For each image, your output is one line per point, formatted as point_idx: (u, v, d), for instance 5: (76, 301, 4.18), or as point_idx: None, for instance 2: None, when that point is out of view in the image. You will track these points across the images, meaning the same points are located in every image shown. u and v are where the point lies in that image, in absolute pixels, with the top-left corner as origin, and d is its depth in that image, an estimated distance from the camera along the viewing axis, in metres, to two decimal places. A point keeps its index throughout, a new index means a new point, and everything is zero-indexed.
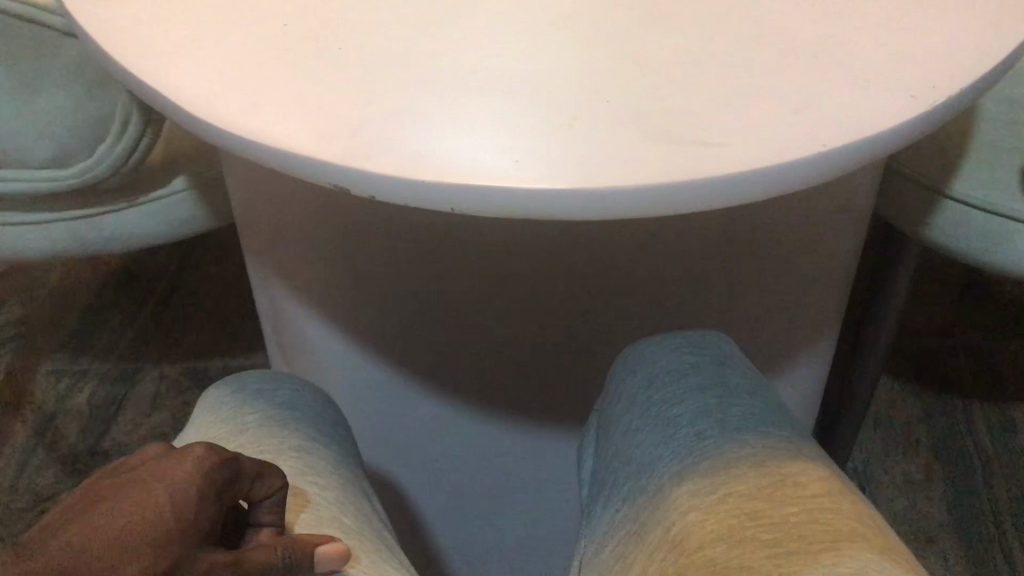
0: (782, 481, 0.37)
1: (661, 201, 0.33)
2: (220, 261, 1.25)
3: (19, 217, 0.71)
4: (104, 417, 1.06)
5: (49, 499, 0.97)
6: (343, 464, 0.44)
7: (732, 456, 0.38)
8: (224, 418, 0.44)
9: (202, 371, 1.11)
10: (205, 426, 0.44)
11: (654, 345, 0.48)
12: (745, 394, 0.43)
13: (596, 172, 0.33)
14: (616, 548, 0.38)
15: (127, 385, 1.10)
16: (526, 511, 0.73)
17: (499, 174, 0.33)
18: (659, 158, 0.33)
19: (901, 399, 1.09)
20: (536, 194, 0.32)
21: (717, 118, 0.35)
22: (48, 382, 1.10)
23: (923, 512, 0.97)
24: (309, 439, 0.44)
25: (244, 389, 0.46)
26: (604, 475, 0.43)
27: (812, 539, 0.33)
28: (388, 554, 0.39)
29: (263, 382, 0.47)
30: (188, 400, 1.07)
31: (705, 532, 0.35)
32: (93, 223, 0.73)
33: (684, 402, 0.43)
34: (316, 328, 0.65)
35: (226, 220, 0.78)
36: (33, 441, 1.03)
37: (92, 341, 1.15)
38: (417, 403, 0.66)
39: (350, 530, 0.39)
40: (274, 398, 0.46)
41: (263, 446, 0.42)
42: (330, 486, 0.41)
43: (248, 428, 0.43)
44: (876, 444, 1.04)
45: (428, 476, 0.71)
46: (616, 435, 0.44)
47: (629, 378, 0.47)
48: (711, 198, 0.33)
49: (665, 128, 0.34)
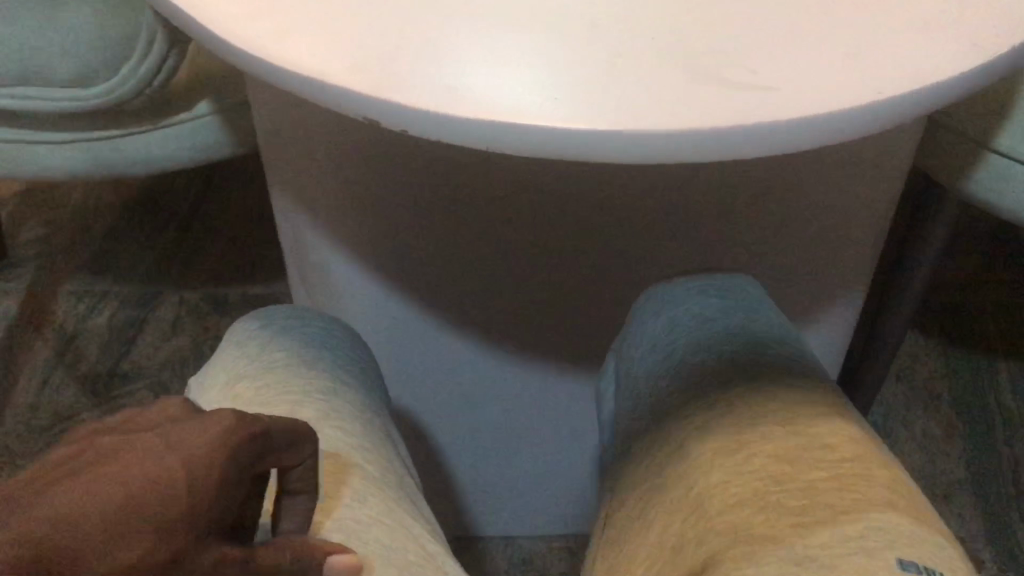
0: (810, 445, 0.35)
1: (706, 149, 0.31)
2: (243, 188, 1.24)
3: (40, 136, 0.71)
4: (125, 338, 1.07)
5: (68, 418, 0.98)
6: (369, 408, 0.43)
7: (759, 410, 0.37)
8: (247, 355, 0.43)
9: (223, 298, 1.10)
10: (226, 363, 0.43)
11: (683, 292, 0.46)
12: (773, 341, 0.42)
13: (636, 113, 0.31)
14: (638, 503, 0.37)
15: (147, 308, 1.10)
16: (541, 443, 0.74)
17: (535, 112, 0.31)
18: (704, 99, 0.32)
19: (925, 354, 1.07)
20: (572, 136, 0.31)
21: (761, 64, 0.33)
22: (69, 302, 1.10)
23: (941, 467, 0.96)
24: (337, 382, 0.43)
25: (270, 326, 0.45)
26: (625, 424, 0.42)
27: (839, 507, 0.31)
28: (407, 503, 0.38)
29: (290, 320, 0.46)
30: (209, 325, 1.08)
31: (729, 496, 0.33)
32: (115, 145, 0.71)
33: (718, 355, 0.41)
34: (337, 263, 0.64)
35: (249, 147, 0.76)
36: (55, 359, 1.04)
37: (114, 263, 1.15)
38: (437, 339, 0.65)
39: (374, 478, 0.38)
40: (300, 336, 0.45)
41: (289, 388, 0.41)
42: (354, 431, 0.40)
43: (274, 367, 0.42)
44: (898, 398, 1.03)
45: (444, 411, 0.72)
46: (640, 384, 0.43)
47: (654, 324, 0.45)
48: (754, 149, 0.32)
49: (706, 70, 0.33)
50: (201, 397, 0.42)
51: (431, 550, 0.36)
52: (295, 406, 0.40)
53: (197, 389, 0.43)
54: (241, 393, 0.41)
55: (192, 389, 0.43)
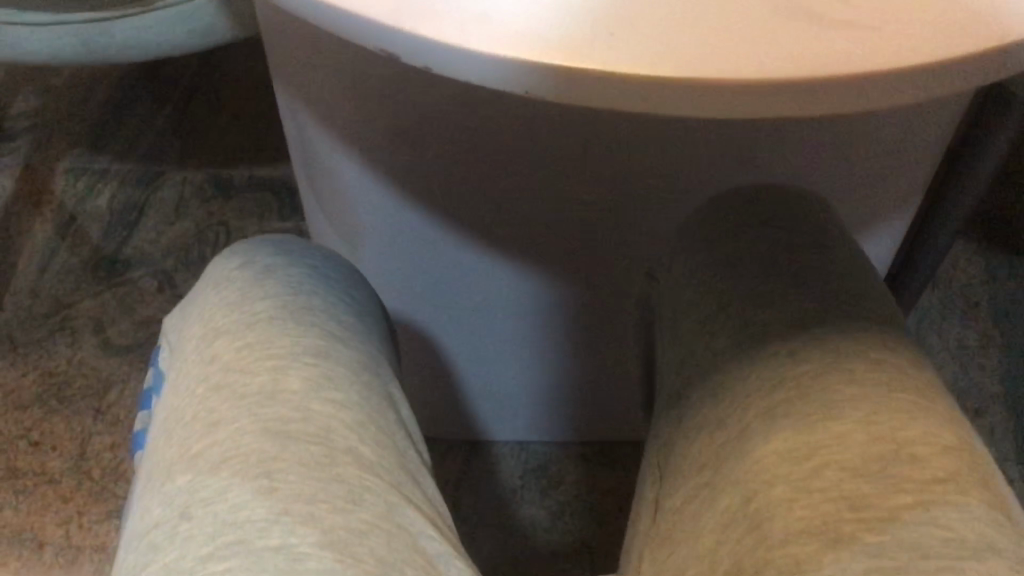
0: (893, 454, 0.31)
1: (826, 100, 0.23)
2: (247, 61, 1.17)
3: (18, 16, 0.63)
4: (126, 221, 1.02)
5: (69, 306, 0.95)
6: (371, 365, 0.38)
7: (823, 400, 0.33)
8: (227, 304, 0.38)
9: (227, 179, 1.05)
10: (205, 312, 0.38)
11: (725, 227, 0.40)
12: (840, 288, 0.37)
13: (730, 54, 0.23)
14: (690, 499, 0.34)
15: (149, 189, 1.04)
16: (559, 347, 0.72)
17: (591, 50, 0.23)
18: (824, 38, 0.23)
19: (963, 259, 1.02)
20: (592, 81, 0.23)
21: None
22: (66, 180, 1.05)
23: (974, 380, 0.92)
24: (328, 339, 0.38)
25: (252, 267, 0.40)
26: (666, 390, 0.38)
27: (928, 550, 0.28)
28: (407, 487, 0.35)
29: (279, 259, 0.40)
30: (213, 209, 1.03)
31: (795, 523, 0.30)
32: (101, 29, 0.64)
33: (755, 324, 0.36)
34: (356, 172, 0.59)
35: (249, 34, 0.69)
36: (54, 242, 1.00)
37: (112, 139, 1.09)
38: (454, 246, 0.63)
39: (370, 467, 0.34)
40: (288, 280, 0.39)
41: (270, 351, 0.36)
42: (349, 404, 0.36)
43: (257, 320, 0.37)
44: (933, 305, 0.98)
45: (458, 317, 0.70)
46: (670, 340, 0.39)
47: (689, 262, 0.40)
48: (829, 105, 0.23)
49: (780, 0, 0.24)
50: (179, 353, 0.38)
51: (427, 554, 0.33)
52: (278, 376, 0.35)
53: (177, 339, 0.39)
54: (221, 354, 0.36)
55: (172, 337, 0.39)
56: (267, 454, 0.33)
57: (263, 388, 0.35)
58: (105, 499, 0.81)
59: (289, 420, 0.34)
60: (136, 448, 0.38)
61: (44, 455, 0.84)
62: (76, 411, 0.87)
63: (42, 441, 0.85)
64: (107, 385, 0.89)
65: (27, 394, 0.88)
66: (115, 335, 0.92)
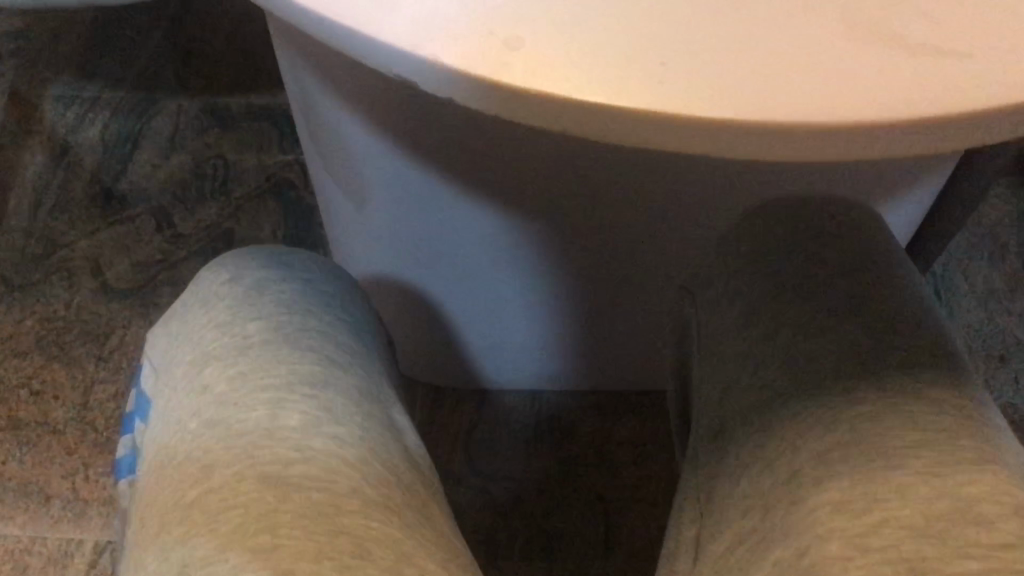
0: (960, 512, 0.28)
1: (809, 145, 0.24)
2: None
3: None
4: (119, 153, 0.97)
5: (64, 246, 0.91)
6: (373, 394, 0.35)
7: (878, 445, 0.31)
8: (217, 327, 0.35)
9: (225, 109, 1.00)
10: (194, 333, 0.36)
11: (767, 246, 0.38)
12: (898, 315, 0.35)
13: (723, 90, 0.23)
14: (732, 548, 0.32)
15: (142, 119, 0.99)
16: (572, 308, 0.70)
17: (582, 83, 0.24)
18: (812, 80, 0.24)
19: (992, 197, 0.98)
20: (551, 107, 0.24)
21: (823, 25, 0.25)
22: (55, 109, 1.00)
23: (1001, 326, 0.89)
24: (327, 365, 0.35)
25: (242, 282, 0.37)
26: (709, 429, 0.36)
27: None
28: (423, 527, 0.32)
29: (281, 278, 0.38)
30: (210, 141, 0.98)
31: None
32: None
33: (813, 359, 0.34)
34: (368, 142, 0.55)
35: None
36: (45, 178, 0.96)
37: (102, 65, 1.03)
38: (465, 215, 0.60)
39: (384, 510, 0.31)
40: (280, 297, 0.37)
41: (265, 380, 0.33)
42: (351, 438, 0.33)
43: (252, 346, 0.34)
44: (961, 246, 0.95)
45: (466, 281, 0.67)
46: (711, 369, 0.37)
47: (730, 281, 0.38)
48: (783, 148, 0.24)
49: (745, 27, 0.25)
50: (168, 378, 0.35)
51: None
52: (275, 411, 0.33)
53: (165, 362, 0.36)
54: (213, 383, 0.34)
55: (158, 355, 0.37)
56: (268, 506, 0.30)
57: (259, 424, 0.32)
58: (111, 450, 0.80)
59: (288, 462, 0.31)
60: (120, 474, 0.35)
61: (46, 405, 0.82)
62: (76, 358, 0.85)
63: (43, 390, 0.83)
64: (108, 331, 0.86)
65: (27, 341, 0.86)
66: (113, 277, 0.89)
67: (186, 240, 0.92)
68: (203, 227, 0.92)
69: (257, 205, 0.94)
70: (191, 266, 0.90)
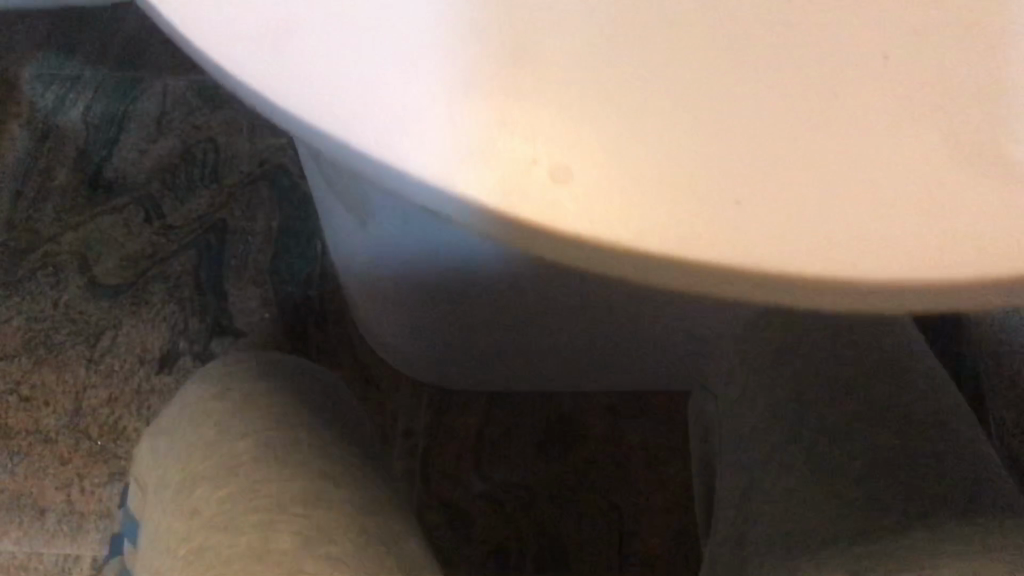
0: None
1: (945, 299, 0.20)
2: None
3: None
4: (104, 138, 0.92)
5: (49, 241, 0.87)
6: (363, 510, 0.37)
7: (865, 558, 0.37)
8: (205, 449, 0.39)
9: (214, 88, 0.95)
10: (182, 456, 0.39)
11: (803, 379, 0.44)
12: (917, 441, 0.40)
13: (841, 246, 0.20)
14: None
15: (127, 99, 0.94)
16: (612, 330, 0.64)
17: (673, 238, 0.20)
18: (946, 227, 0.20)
19: None
20: (576, 248, 0.21)
21: (901, 141, 0.21)
22: (33, 90, 0.94)
23: None
24: (315, 480, 0.37)
25: (230, 398, 0.41)
26: (749, 538, 0.43)
27: None
28: None
29: (274, 364, 0.44)
30: (199, 124, 0.93)
31: None
32: None
33: (846, 486, 0.40)
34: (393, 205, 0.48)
35: None
36: (26, 166, 0.91)
37: (82, 40, 0.97)
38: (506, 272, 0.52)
39: None
40: (266, 411, 0.40)
41: (254, 504, 0.35)
42: (347, 551, 0.34)
43: (239, 466, 0.37)
44: None
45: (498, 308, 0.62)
46: (772, 499, 0.42)
47: (763, 402, 0.45)
48: (843, 303, 0.21)
49: (859, 154, 0.21)
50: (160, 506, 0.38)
51: None
52: (267, 535, 0.34)
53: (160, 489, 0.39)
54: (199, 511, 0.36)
55: (151, 476, 0.41)
56: None
57: None
58: (106, 460, 0.77)
59: None
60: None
61: (35, 412, 0.79)
62: (66, 362, 0.81)
63: (33, 396, 0.80)
64: (98, 332, 0.83)
65: (14, 343, 0.82)
66: (102, 273, 0.85)
67: (176, 233, 0.87)
68: (194, 218, 0.88)
69: (250, 194, 0.89)
70: (182, 260, 0.86)
